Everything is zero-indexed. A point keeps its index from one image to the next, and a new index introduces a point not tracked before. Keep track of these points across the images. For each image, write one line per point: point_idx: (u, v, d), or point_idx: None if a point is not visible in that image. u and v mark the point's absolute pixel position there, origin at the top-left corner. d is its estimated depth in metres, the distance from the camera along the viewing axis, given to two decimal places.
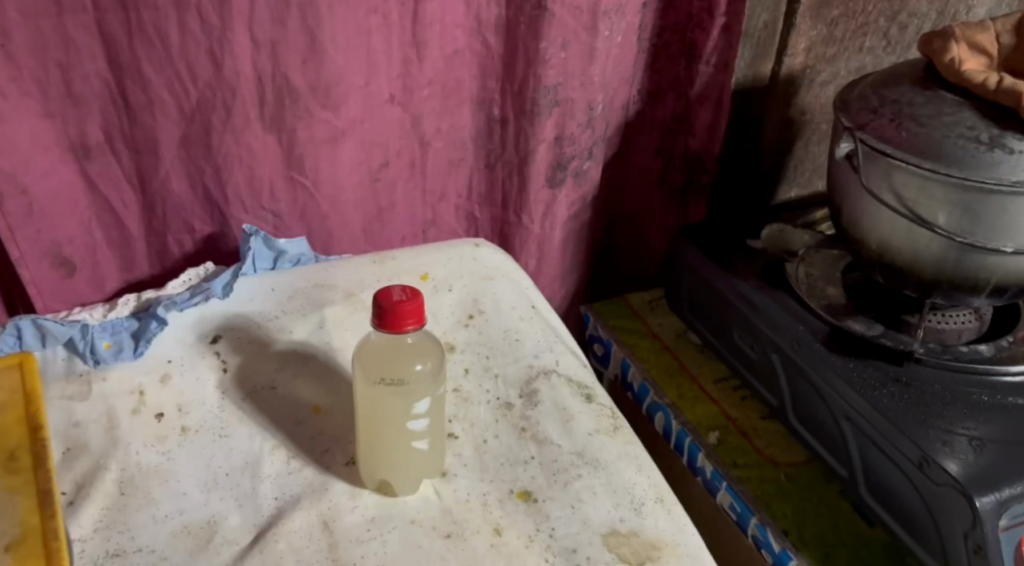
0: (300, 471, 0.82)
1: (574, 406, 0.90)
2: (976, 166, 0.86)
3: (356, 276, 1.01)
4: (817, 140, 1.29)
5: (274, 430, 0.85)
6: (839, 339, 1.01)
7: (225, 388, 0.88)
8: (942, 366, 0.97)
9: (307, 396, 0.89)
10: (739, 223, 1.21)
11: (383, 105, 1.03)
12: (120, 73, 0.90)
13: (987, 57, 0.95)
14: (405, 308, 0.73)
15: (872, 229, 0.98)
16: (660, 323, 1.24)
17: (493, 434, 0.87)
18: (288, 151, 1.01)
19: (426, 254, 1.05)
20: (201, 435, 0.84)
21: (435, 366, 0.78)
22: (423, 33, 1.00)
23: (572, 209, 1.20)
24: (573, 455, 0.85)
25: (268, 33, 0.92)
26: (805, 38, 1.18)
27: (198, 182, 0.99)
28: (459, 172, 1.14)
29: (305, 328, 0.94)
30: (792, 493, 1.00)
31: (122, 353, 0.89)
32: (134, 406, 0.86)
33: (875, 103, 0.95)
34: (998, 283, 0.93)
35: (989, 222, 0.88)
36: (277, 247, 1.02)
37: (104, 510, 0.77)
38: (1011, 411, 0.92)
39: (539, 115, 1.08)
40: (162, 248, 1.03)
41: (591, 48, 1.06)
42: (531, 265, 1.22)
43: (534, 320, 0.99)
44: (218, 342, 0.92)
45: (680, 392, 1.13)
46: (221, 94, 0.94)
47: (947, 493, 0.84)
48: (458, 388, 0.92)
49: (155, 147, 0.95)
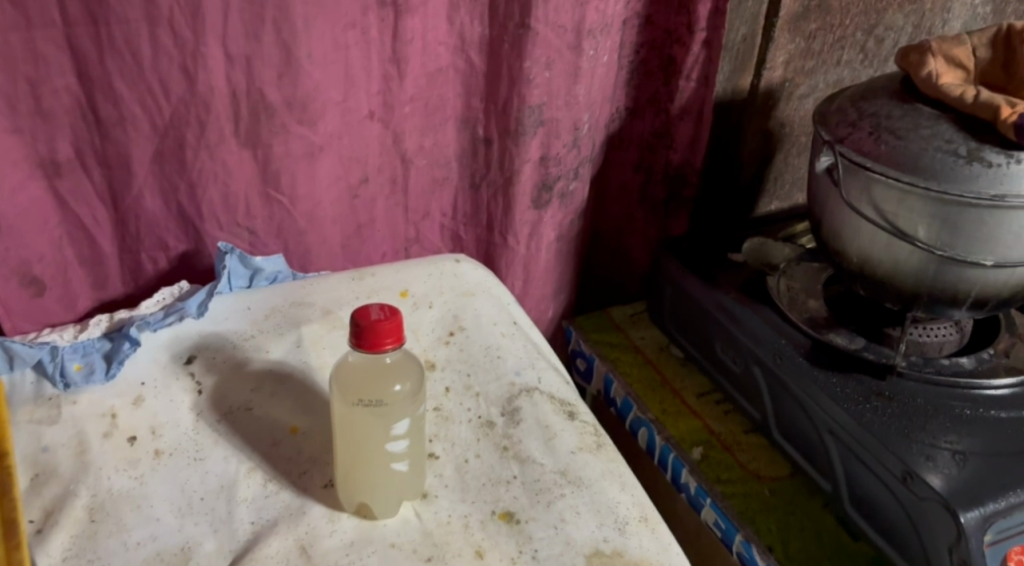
0: (276, 495, 0.80)
1: (557, 424, 0.89)
2: (955, 179, 0.86)
3: (335, 292, 0.99)
4: (797, 152, 1.30)
5: (250, 451, 0.83)
6: (822, 353, 1.01)
7: (200, 409, 0.86)
8: (924, 379, 0.96)
9: (285, 417, 0.87)
10: (721, 237, 1.21)
11: (362, 121, 1.02)
12: (90, 89, 0.87)
13: (963, 71, 0.95)
14: (382, 326, 0.72)
15: (853, 242, 0.98)
16: (643, 337, 1.24)
17: (475, 453, 0.86)
18: (263, 167, 0.99)
19: (406, 271, 1.04)
20: (174, 459, 0.82)
21: (414, 386, 0.77)
22: (403, 49, 1.00)
23: (558, 228, 1.19)
24: (556, 474, 0.84)
25: (243, 48, 0.91)
26: (784, 52, 1.18)
27: (171, 199, 0.97)
28: (442, 191, 1.14)
29: (281, 347, 0.92)
30: (777, 508, 0.99)
31: (93, 375, 0.87)
32: (105, 429, 0.84)
33: (855, 116, 0.96)
34: (979, 294, 0.93)
35: (968, 235, 0.88)
36: (254, 264, 1.01)
37: (74, 538, 0.75)
38: (992, 424, 0.92)
39: (523, 135, 1.07)
40: (136, 265, 1.00)
41: (576, 67, 1.05)
42: (517, 286, 1.21)
43: (516, 336, 0.98)
44: (193, 363, 0.90)
45: (662, 407, 1.12)
46: (194, 109, 0.92)
47: (930, 508, 0.84)
48: (439, 407, 0.90)
49: (127, 164, 0.93)
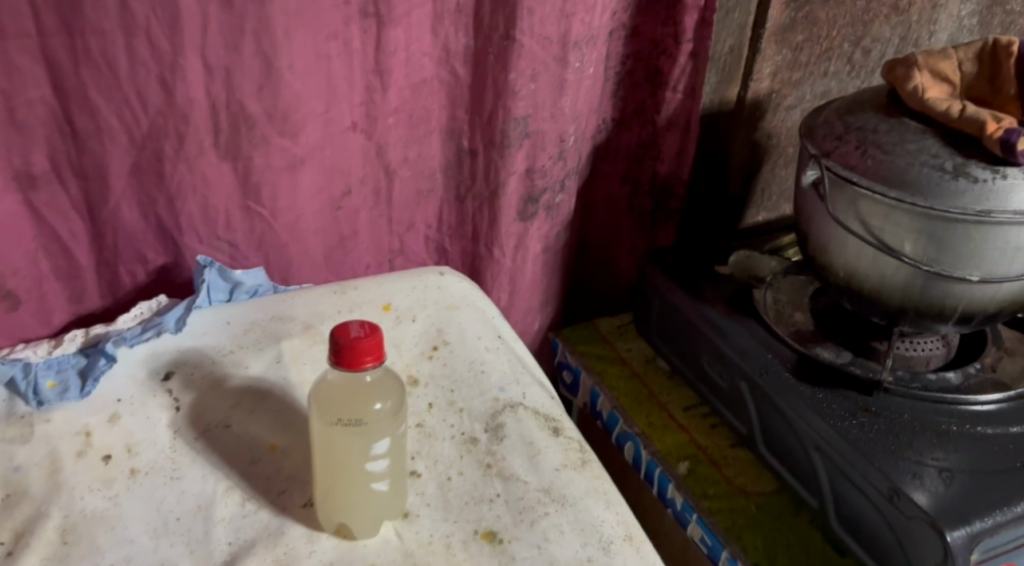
0: (254, 514, 0.79)
1: (541, 440, 0.87)
2: (941, 195, 0.86)
3: (316, 306, 0.98)
4: (784, 163, 1.29)
5: (228, 470, 0.82)
6: (808, 368, 1.00)
7: (178, 426, 0.85)
8: (910, 395, 0.96)
9: (264, 435, 0.85)
10: (707, 249, 1.20)
11: (345, 133, 1.01)
12: (66, 100, 0.86)
13: (950, 85, 0.94)
14: (362, 344, 0.70)
15: (840, 256, 0.97)
16: (630, 349, 1.23)
17: (457, 470, 0.85)
18: (243, 180, 0.98)
19: (389, 283, 1.03)
20: (150, 478, 0.80)
21: (395, 405, 0.75)
22: (386, 61, 0.98)
23: (544, 240, 1.18)
24: (540, 492, 0.83)
25: (222, 59, 0.89)
26: (771, 63, 1.17)
27: (150, 211, 0.95)
28: (427, 203, 1.13)
29: (261, 363, 0.91)
30: (763, 524, 0.98)
31: (68, 392, 0.85)
32: (79, 447, 0.82)
33: (841, 129, 0.95)
34: (965, 309, 0.92)
35: (955, 251, 0.88)
36: (233, 277, 0.99)
37: (45, 561, 0.73)
38: (979, 441, 0.91)
39: (508, 147, 1.07)
40: (113, 279, 0.98)
41: (562, 79, 1.04)
42: (503, 299, 1.20)
43: (501, 350, 0.97)
44: (170, 379, 0.89)
45: (649, 421, 1.11)
46: (173, 121, 0.91)
47: (916, 526, 0.83)
48: (421, 424, 0.89)
49: (104, 176, 0.91)
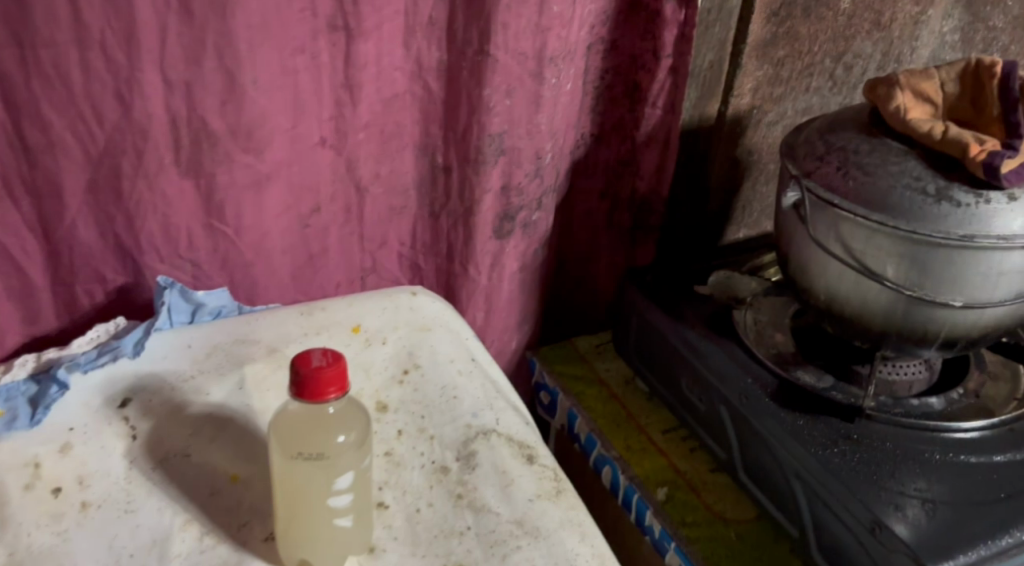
0: (212, 549, 0.75)
1: (515, 469, 0.84)
2: (924, 218, 0.84)
3: (282, 329, 0.95)
4: (765, 180, 1.28)
5: (187, 502, 0.78)
6: (789, 393, 0.98)
7: (134, 456, 0.81)
8: (893, 422, 0.94)
9: (225, 464, 0.82)
10: (686, 268, 1.18)
11: (313, 148, 0.98)
12: (17, 115, 0.82)
13: (931, 106, 0.93)
14: (325, 375, 0.67)
15: (821, 279, 0.95)
16: (608, 369, 1.20)
17: (427, 502, 0.81)
18: (207, 197, 0.94)
19: (359, 304, 1.00)
20: (102, 512, 0.77)
21: (359, 437, 0.72)
22: (356, 75, 0.95)
23: (521, 258, 1.15)
24: (512, 525, 0.80)
25: (183, 74, 0.86)
26: (751, 78, 1.15)
27: (108, 229, 0.92)
28: (400, 219, 1.10)
29: (223, 389, 0.88)
30: (743, 554, 0.96)
31: (16, 421, 0.82)
32: (27, 480, 0.78)
33: (823, 149, 0.93)
34: (948, 334, 0.90)
35: (938, 276, 0.86)
36: (196, 299, 0.95)
37: None
38: (963, 470, 0.89)
39: (483, 164, 1.04)
40: (70, 299, 0.94)
41: (538, 95, 1.02)
42: (479, 318, 1.17)
43: (474, 374, 0.94)
44: (127, 407, 0.85)
45: (627, 445, 1.08)
46: (131, 137, 0.87)
47: (899, 561, 0.81)
48: (390, 452, 0.86)
49: (59, 194, 0.87)
